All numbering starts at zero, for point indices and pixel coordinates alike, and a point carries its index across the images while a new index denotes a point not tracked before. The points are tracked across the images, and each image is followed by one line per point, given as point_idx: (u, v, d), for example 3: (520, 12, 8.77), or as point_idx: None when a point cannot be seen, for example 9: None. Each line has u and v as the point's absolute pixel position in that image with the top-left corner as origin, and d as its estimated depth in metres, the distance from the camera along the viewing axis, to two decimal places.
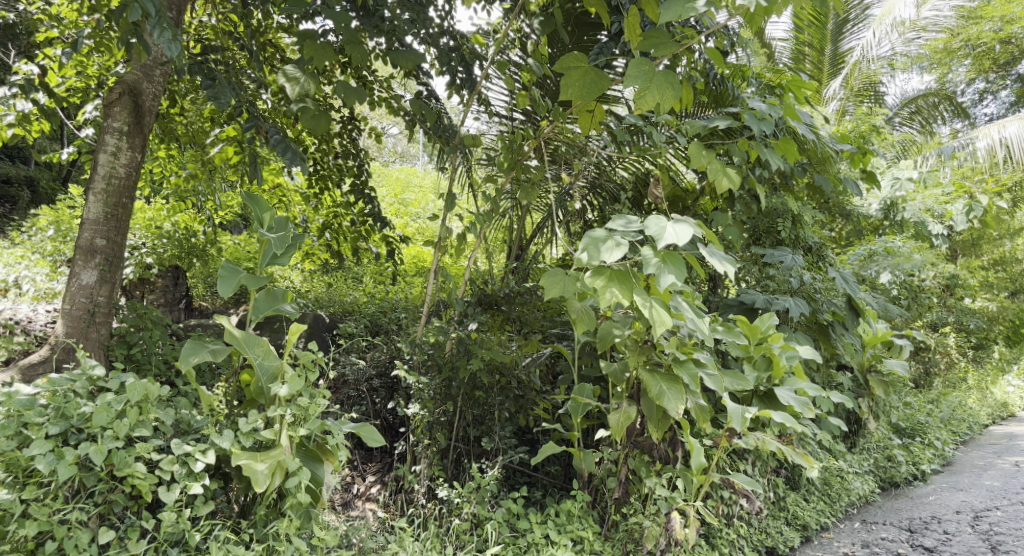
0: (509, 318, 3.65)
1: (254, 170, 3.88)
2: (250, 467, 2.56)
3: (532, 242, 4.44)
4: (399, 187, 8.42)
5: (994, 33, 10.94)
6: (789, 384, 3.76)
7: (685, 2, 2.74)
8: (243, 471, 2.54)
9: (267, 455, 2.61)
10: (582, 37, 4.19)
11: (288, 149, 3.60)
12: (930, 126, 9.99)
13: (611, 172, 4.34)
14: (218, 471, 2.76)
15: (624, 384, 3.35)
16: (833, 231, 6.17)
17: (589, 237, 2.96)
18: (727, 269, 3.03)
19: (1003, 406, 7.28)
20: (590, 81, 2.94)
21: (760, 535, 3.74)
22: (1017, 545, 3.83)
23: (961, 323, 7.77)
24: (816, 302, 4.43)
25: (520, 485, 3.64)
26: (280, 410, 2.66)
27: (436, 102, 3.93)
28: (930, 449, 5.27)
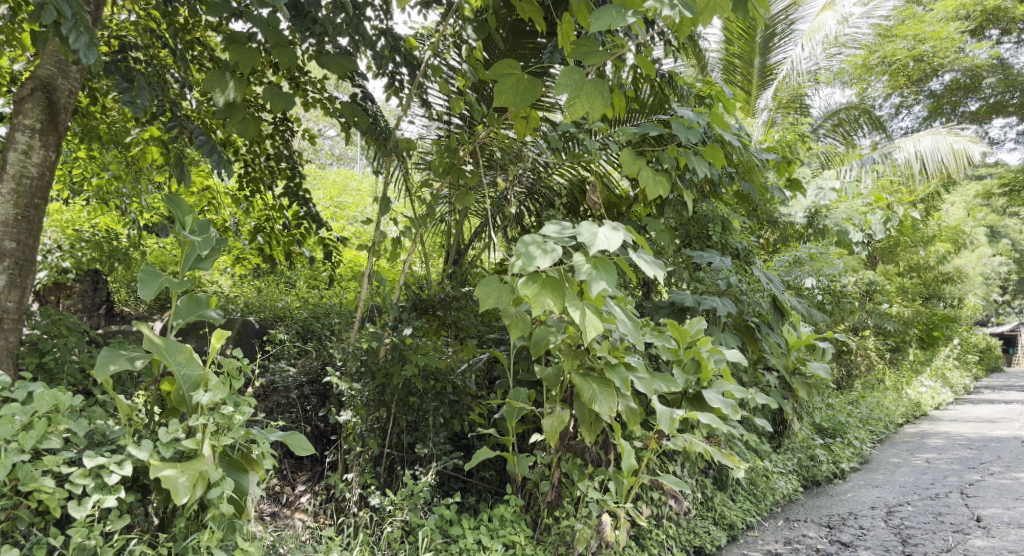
0: (445, 323, 3.67)
1: (181, 171, 3.79)
2: (171, 478, 2.49)
3: (470, 247, 4.47)
4: (336, 190, 8.34)
5: (908, 51, 11.45)
6: (716, 386, 3.85)
7: (616, 13, 2.79)
8: (163, 483, 2.47)
9: (188, 466, 2.55)
10: (517, 45, 4.19)
11: (214, 150, 3.54)
12: (852, 138, 10.37)
13: (547, 178, 4.38)
14: (136, 483, 2.70)
15: (559, 388, 3.37)
16: (761, 238, 6.36)
17: (522, 243, 2.98)
18: (656, 273, 3.08)
19: (916, 406, 7.64)
20: (523, 88, 2.97)
21: (688, 535, 3.82)
22: (925, 538, 3.98)
23: (880, 327, 8.09)
24: (743, 304, 4.54)
25: (455, 491, 3.62)
26: (203, 420, 2.60)
27: (372, 105, 3.82)
28: (849, 448, 5.48)
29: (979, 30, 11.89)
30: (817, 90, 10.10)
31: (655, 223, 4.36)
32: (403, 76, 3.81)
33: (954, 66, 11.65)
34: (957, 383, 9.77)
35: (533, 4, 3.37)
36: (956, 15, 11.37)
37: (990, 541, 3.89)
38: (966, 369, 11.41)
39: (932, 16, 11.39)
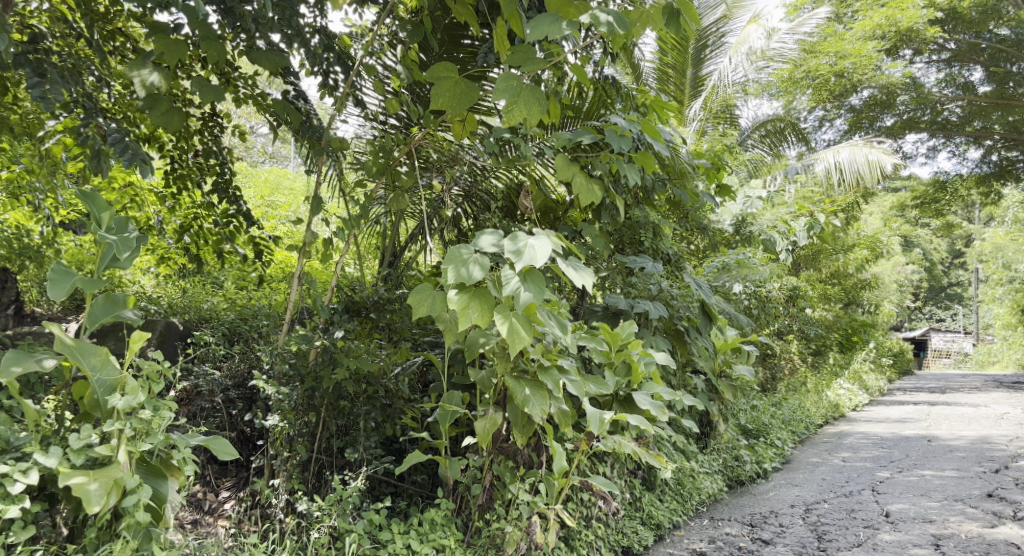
0: (378, 326, 3.65)
1: (98, 164, 3.67)
2: (81, 486, 2.43)
3: (406, 250, 4.45)
4: (267, 189, 8.14)
5: (830, 66, 11.95)
6: (646, 389, 3.94)
7: (553, 23, 2.85)
8: (73, 491, 2.41)
9: (102, 473, 2.50)
10: (453, 49, 4.18)
11: (128, 149, 3.42)
12: (778, 148, 10.68)
13: (484, 182, 4.40)
14: (43, 492, 2.65)
15: (492, 391, 3.40)
16: (691, 244, 6.53)
17: (454, 255, 2.99)
18: (585, 281, 3.16)
19: (835, 408, 7.98)
20: (459, 91, 3.01)
21: (617, 535, 3.90)
22: (839, 534, 4.15)
23: (803, 331, 8.42)
24: (672, 308, 4.66)
25: (385, 495, 3.61)
26: (118, 425, 2.53)
27: (304, 102, 3.81)
28: (772, 449, 5.69)
29: (894, 49, 12.49)
30: (745, 101, 10.42)
31: (591, 229, 4.44)
32: (337, 75, 3.77)
33: (872, 82, 12.20)
34: (873, 386, 10.25)
35: (469, 8, 3.40)
36: (873, 34, 11.90)
37: (897, 535, 4.08)
38: (882, 372, 11.96)
39: (851, 34, 11.89)
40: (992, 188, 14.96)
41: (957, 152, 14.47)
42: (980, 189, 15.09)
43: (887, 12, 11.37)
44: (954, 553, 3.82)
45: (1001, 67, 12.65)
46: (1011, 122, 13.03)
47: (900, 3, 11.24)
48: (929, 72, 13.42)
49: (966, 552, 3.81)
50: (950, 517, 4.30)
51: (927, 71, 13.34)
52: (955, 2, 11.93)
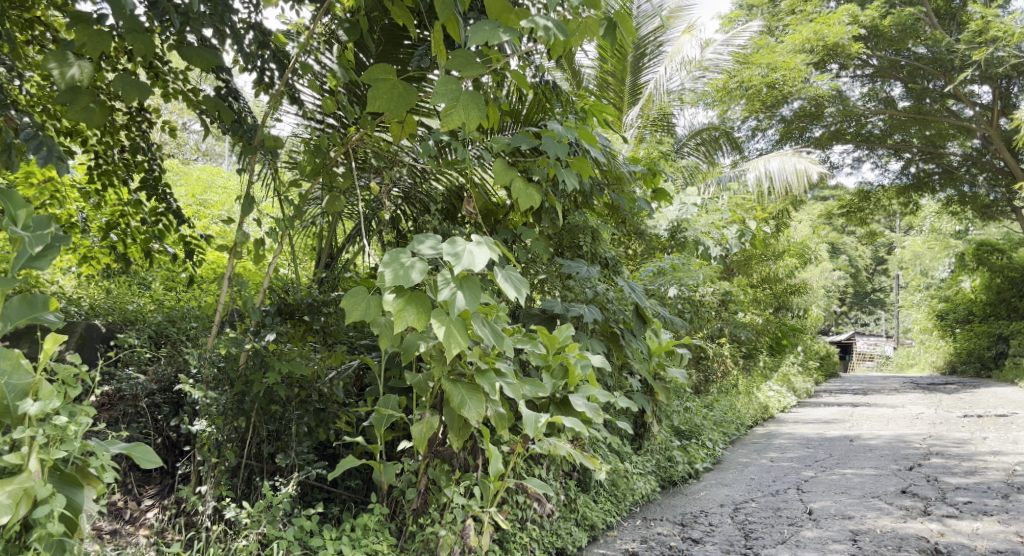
0: (311, 329, 3.62)
1: (7, 158, 3.44)
2: None
3: (343, 251, 4.41)
4: (199, 187, 7.90)
5: (762, 77, 12.40)
6: (582, 391, 3.97)
7: (493, 30, 2.87)
8: None
9: (10, 482, 2.41)
10: (390, 50, 4.14)
11: (43, 145, 3.28)
12: (713, 156, 10.92)
13: (424, 183, 4.39)
14: None
15: (429, 395, 3.40)
16: (629, 249, 6.66)
17: (391, 258, 2.98)
18: (519, 290, 3.20)
19: (764, 409, 8.24)
20: (397, 94, 3.00)
21: (551, 537, 3.93)
22: (765, 531, 4.27)
23: (735, 335, 8.65)
24: (608, 311, 4.73)
25: (317, 501, 3.57)
26: (29, 432, 2.45)
27: (235, 100, 3.72)
28: (703, 450, 5.83)
29: (822, 62, 12.98)
30: (682, 109, 10.61)
31: (530, 232, 4.47)
32: (273, 73, 3.72)
33: (801, 94, 12.64)
34: (801, 388, 10.60)
35: (407, 10, 3.39)
36: (802, 47, 12.32)
37: (818, 531, 4.23)
38: (809, 375, 12.37)
39: (783, 47, 12.29)
40: (911, 199, 15.62)
41: (880, 163, 15.06)
42: (901, 199, 15.77)
43: (815, 27, 11.80)
44: (870, 546, 3.96)
45: (919, 83, 13.29)
46: (928, 135, 13.76)
47: (828, 19, 11.70)
48: (854, 86, 13.98)
49: (880, 545, 3.95)
50: (867, 513, 4.46)
51: (852, 85, 13.89)
52: (878, 20, 12.47)
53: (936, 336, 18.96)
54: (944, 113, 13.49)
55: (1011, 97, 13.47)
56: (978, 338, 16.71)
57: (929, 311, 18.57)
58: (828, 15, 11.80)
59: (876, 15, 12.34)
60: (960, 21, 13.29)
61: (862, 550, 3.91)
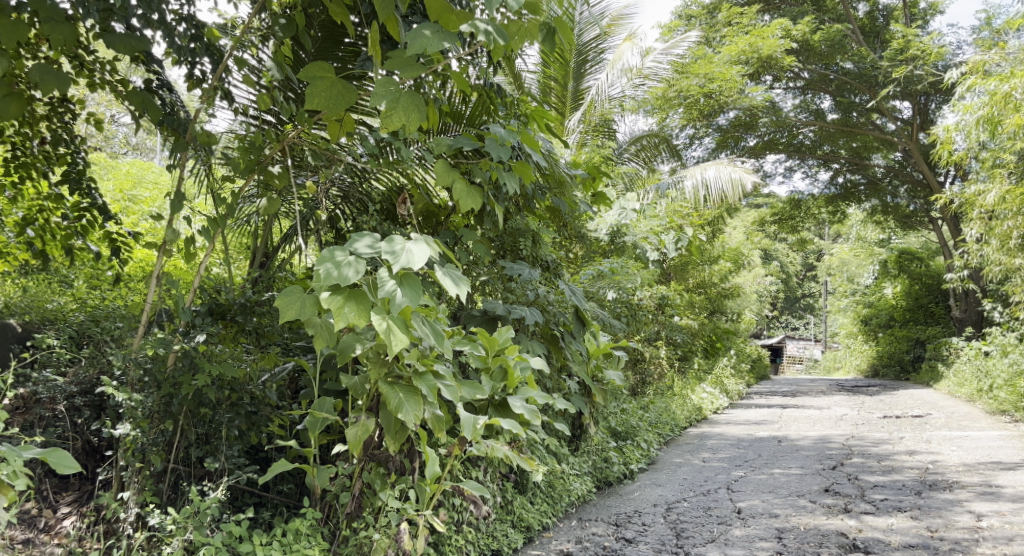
0: (244, 330, 3.54)
1: None
2: None
3: (279, 250, 4.32)
4: (129, 181, 7.65)
5: (699, 87, 12.68)
6: (520, 393, 3.99)
7: (434, 35, 2.86)
8: None
9: None
10: (329, 50, 4.09)
11: None
12: (653, 163, 11.09)
13: (364, 183, 4.34)
14: None
15: (365, 397, 3.36)
16: (570, 253, 6.72)
17: (327, 256, 2.93)
18: (460, 288, 3.18)
19: (698, 410, 8.41)
20: (335, 92, 2.95)
21: (487, 539, 3.93)
22: (696, 530, 4.36)
23: (671, 338, 8.82)
24: (548, 313, 4.76)
25: (247, 506, 3.49)
26: None
27: (167, 93, 3.60)
28: (638, 450, 5.93)
29: (757, 74, 13.40)
30: (622, 116, 10.76)
31: (471, 234, 4.46)
32: (204, 67, 3.56)
33: (737, 105, 13.00)
34: (734, 390, 10.89)
35: (344, 6, 3.33)
36: (738, 59, 12.66)
37: (746, 530, 4.33)
38: (741, 377, 12.71)
39: (719, 58, 12.60)
40: (838, 208, 16.18)
41: (810, 173, 15.54)
42: (829, 208, 16.33)
43: (750, 39, 12.15)
44: (794, 543, 4.07)
45: (847, 97, 13.86)
46: (854, 147, 14.62)
47: (762, 32, 12.08)
48: (786, 98, 14.40)
49: (803, 542, 4.07)
50: (792, 511, 4.59)
51: (785, 96, 14.33)
52: (809, 35, 12.88)
53: (861, 340, 19.70)
54: (869, 127, 14.10)
55: (929, 113, 14.17)
56: (899, 342, 17.42)
57: (855, 316, 19.24)
58: (762, 29, 12.18)
59: (807, 30, 12.77)
60: (883, 40, 13.93)
61: (786, 547, 4.02)
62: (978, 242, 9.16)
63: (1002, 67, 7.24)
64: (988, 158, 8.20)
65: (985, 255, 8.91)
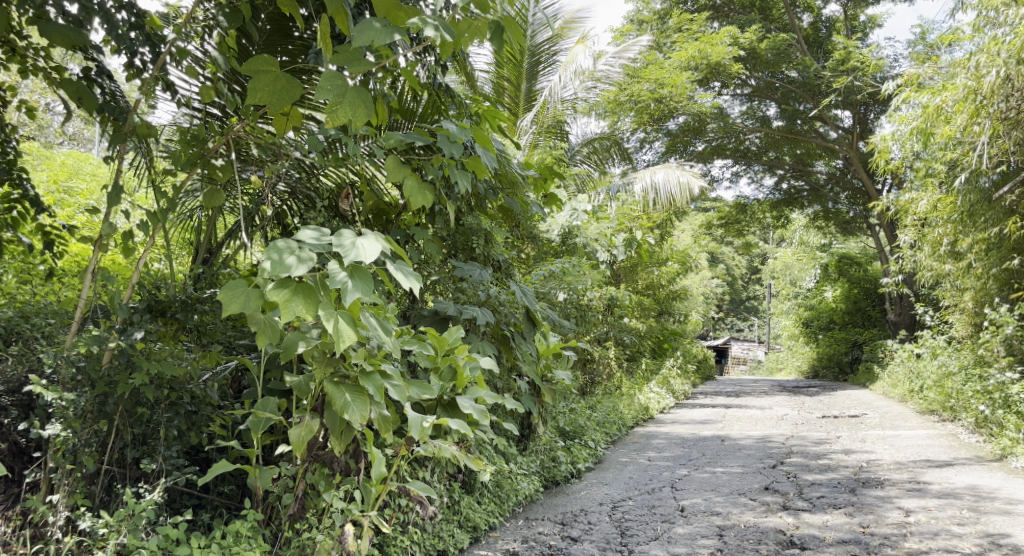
0: (185, 327, 3.46)
1: None
2: None
3: (223, 246, 4.24)
4: (64, 172, 7.47)
5: (650, 92, 12.83)
6: (469, 393, 3.99)
7: (381, 27, 2.84)
8: None
9: None
10: (273, 43, 4.05)
11: None
12: (604, 165, 11.19)
13: (312, 179, 4.30)
14: None
15: (310, 397, 3.32)
16: (521, 253, 6.74)
17: (273, 248, 2.88)
18: (411, 284, 3.15)
19: (644, 410, 8.52)
20: (279, 87, 2.91)
21: (433, 539, 3.92)
22: (640, 529, 4.42)
23: (619, 338, 8.91)
24: (499, 313, 4.77)
25: (186, 508, 3.42)
26: None
27: (105, 81, 3.43)
28: (585, 450, 5.98)
29: (705, 80, 13.63)
30: (574, 118, 10.80)
31: (423, 232, 4.44)
32: (144, 57, 3.46)
33: (686, 110, 13.18)
34: (679, 390, 11.05)
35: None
36: (688, 65, 12.88)
37: (688, 528, 4.41)
38: (686, 377, 12.93)
39: (669, 63, 12.78)
40: (782, 213, 16.56)
41: (755, 178, 15.86)
42: (773, 213, 16.69)
43: (699, 45, 12.35)
44: (734, 540, 4.16)
45: (791, 105, 14.05)
46: (798, 154, 14.99)
47: (711, 39, 12.30)
48: (733, 104, 14.67)
49: (742, 539, 4.16)
50: (732, 509, 4.69)
51: (732, 103, 14.57)
52: (755, 43, 13.14)
53: (802, 342, 20.15)
54: (812, 134, 14.46)
55: (869, 122, 14.58)
56: (837, 344, 17.89)
57: (796, 318, 19.71)
58: (711, 36, 12.41)
59: (754, 38, 13.04)
60: (826, 50, 14.31)
61: (726, 544, 4.10)
62: (911, 248, 9.48)
63: (935, 80, 7.51)
64: (923, 167, 8.48)
65: (917, 261, 9.23)
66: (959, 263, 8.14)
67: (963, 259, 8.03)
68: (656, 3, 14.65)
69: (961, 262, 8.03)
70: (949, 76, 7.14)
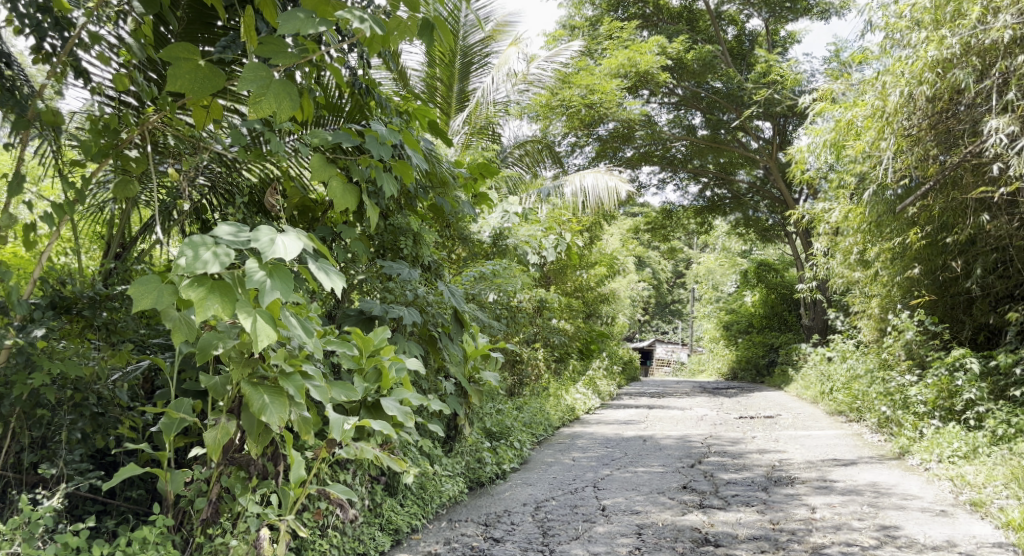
0: (92, 325, 3.35)
1: None
2: None
3: (137, 241, 4.11)
4: None
5: (581, 98, 13.02)
6: (394, 395, 3.96)
7: (306, 20, 2.80)
8: None
9: None
10: (192, 29, 3.92)
11: None
12: (535, 168, 11.27)
13: (234, 174, 4.21)
14: None
15: (226, 399, 3.25)
16: (452, 254, 6.74)
17: (188, 243, 2.80)
18: (334, 284, 3.10)
19: (571, 411, 8.62)
20: (201, 76, 2.84)
21: (353, 543, 3.89)
22: (561, 529, 4.47)
23: (547, 340, 9.00)
24: (427, 314, 4.75)
25: (88, 515, 3.30)
26: None
27: (8, 65, 3.26)
28: (511, 450, 6.02)
29: (634, 88, 13.90)
30: (507, 120, 10.81)
31: (351, 231, 4.38)
32: (56, 42, 3.36)
33: (615, 117, 13.41)
34: (605, 392, 11.24)
35: None
36: (617, 72, 13.12)
37: (608, 526, 4.48)
38: (612, 378, 13.15)
39: (600, 70, 13.00)
40: (706, 220, 17.01)
41: (681, 186, 16.24)
42: (697, 219, 17.12)
43: (628, 54, 12.60)
44: (651, 539, 4.25)
45: (715, 115, 14.56)
46: (721, 162, 15.42)
47: (640, 47, 12.55)
48: (661, 112, 14.97)
49: (660, 537, 4.25)
50: (651, 508, 4.79)
51: (659, 111, 14.88)
52: (682, 53, 13.48)
53: (722, 345, 20.75)
54: (734, 144, 14.89)
55: (788, 133, 15.09)
56: (755, 347, 18.46)
57: (718, 322, 20.26)
58: (640, 44, 12.67)
59: (681, 48, 13.38)
60: (749, 62, 14.76)
61: (644, 542, 4.18)
62: (824, 256, 9.87)
63: (847, 95, 7.84)
64: (836, 178, 8.84)
65: (830, 268, 9.63)
66: (867, 271, 8.50)
67: (871, 267, 8.40)
68: (588, 10, 14.88)
69: (869, 270, 8.40)
70: (861, 92, 7.47)
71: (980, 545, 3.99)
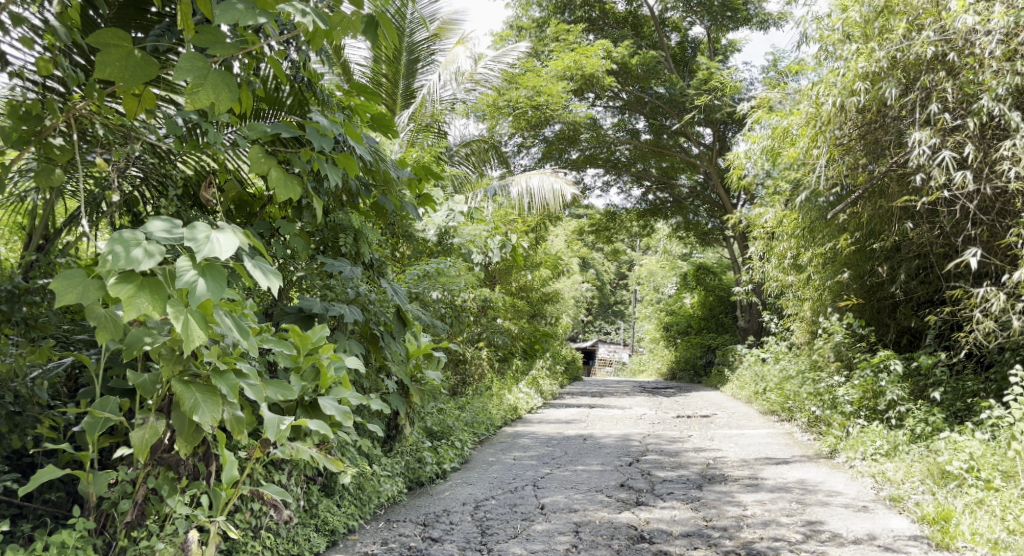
0: (10, 320, 3.19)
1: None
2: None
3: (62, 235, 3.96)
4: None
5: (528, 99, 13.14)
6: (332, 394, 3.91)
7: (246, 11, 2.74)
8: None
9: None
10: (123, 14, 3.79)
11: None
12: (481, 167, 11.26)
13: (167, 165, 4.09)
14: None
15: (155, 398, 3.16)
16: (396, 252, 6.67)
17: (117, 238, 2.72)
18: (270, 282, 3.04)
19: (513, 410, 8.64)
20: (131, 63, 2.76)
21: (286, 544, 3.83)
22: (500, 527, 4.47)
23: (491, 339, 8.99)
24: (368, 312, 4.69)
25: (4, 518, 3.18)
26: None
27: None
28: (451, 450, 6.00)
29: (580, 91, 14.00)
30: (452, 119, 10.78)
31: (290, 227, 4.28)
32: None
33: (561, 119, 13.50)
34: (547, 392, 11.29)
35: None
36: (563, 75, 13.21)
37: (547, 525, 4.51)
38: (554, 378, 13.24)
39: (547, 71, 13.08)
40: (648, 222, 17.26)
41: (624, 189, 16.43)
42: (640, 222, 17.36)
43: (574, 56, 12.71)
44: (588, 536, 4.29)
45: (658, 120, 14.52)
46: (663, 166, 15.65)
47: (586, 51, 12.66)
48: (606, 116, 15.08)
49: (596, 535, 4.30)
50: (589, 506, 4.84)
51: (604, 114, 15.02)
52: (627, 58, 13.66)
53: (663, 346, 21.06)
54: (676, 149, 15.12)
55: (728, 139, 15.40)
56: (694, 348, 18.78)
57: (659, 323, 20.54)
58: (586, 48, 12.78)
59: (625, 53, 13.60)
60: (691, 68, 15.04)
61: (581, 540, 4.22)
62: (760, 261, 10.08)
63: (784, 104, 8.03)
64: (773, 184, 9.06)
65: (765, 272, 9.84)
66: (801, 275, 8.73)
67: (804, 272, 8.62)
68: (535, 11, 14.99)
69: (802, 274, 8.62)
70: (796, 100, 7.66)
71: (897, 538, 4.13)
